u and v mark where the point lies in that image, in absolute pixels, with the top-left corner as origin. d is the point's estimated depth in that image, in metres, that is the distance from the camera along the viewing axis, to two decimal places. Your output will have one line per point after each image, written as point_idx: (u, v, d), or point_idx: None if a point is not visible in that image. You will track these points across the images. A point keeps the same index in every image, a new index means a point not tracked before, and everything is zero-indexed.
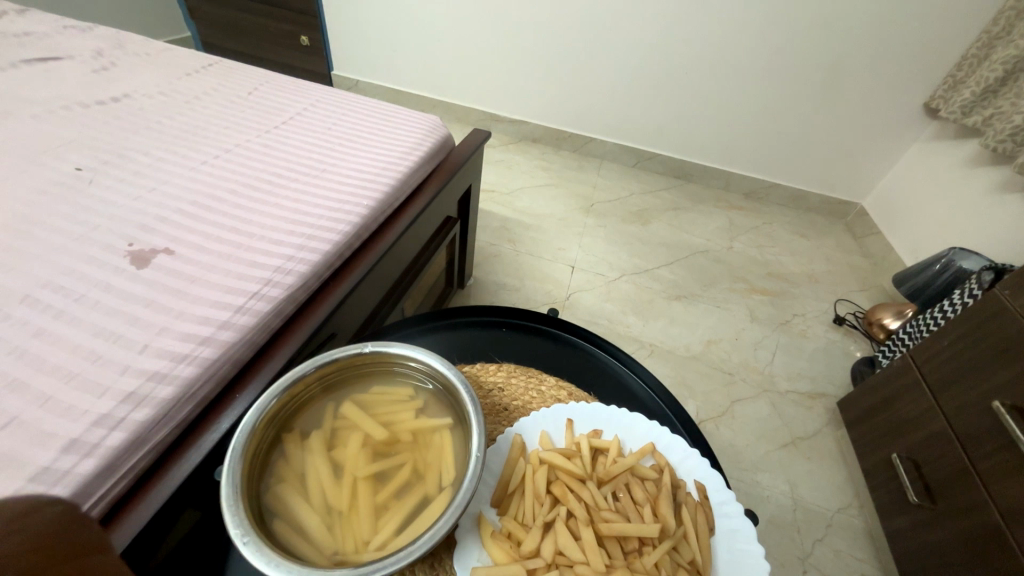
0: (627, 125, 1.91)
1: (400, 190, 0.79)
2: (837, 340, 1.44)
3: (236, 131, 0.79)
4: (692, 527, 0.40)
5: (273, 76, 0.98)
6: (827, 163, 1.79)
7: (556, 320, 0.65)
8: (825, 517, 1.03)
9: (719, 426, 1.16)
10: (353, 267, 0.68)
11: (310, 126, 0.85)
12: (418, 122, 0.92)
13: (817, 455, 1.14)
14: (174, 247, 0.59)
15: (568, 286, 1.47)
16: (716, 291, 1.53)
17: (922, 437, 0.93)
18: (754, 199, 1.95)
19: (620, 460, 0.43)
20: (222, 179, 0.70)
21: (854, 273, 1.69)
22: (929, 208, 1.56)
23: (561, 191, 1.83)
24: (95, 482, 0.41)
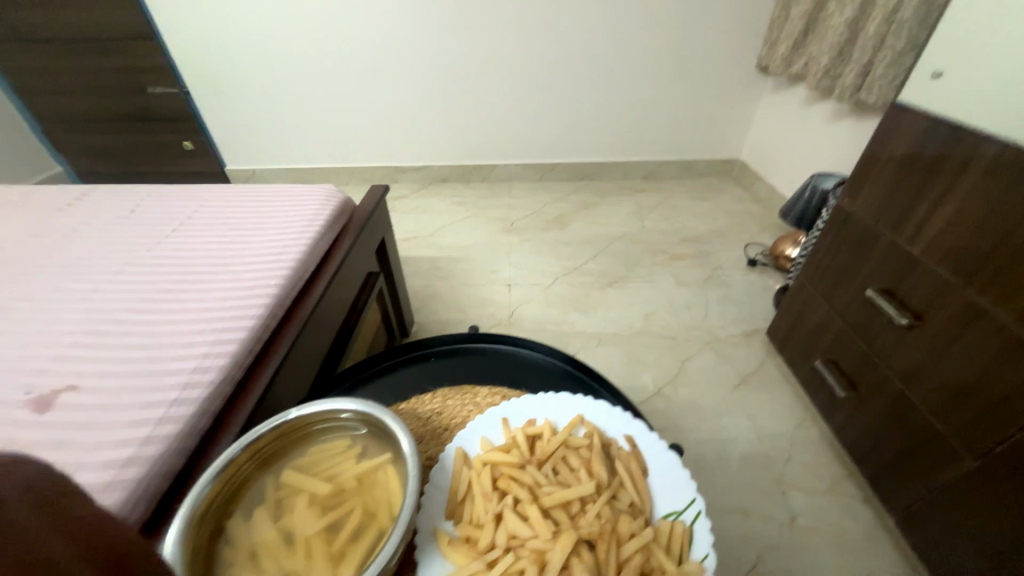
0: (521, 145, 2.05)
1: (308, 260, 0.81)
2: (754, 280, 1.59)
3: (125, 251, 0.79)
4: (626, 474, 0.45)
5: (154, 189, 0.98)
6: (699, 133, 2.02)
7: (482, 334, 0.70)
8: (787, 436, 1.13)
9: (677, 387, 1.25)
10: (276, 346, 0.69)
11: (202, 225, 0.85)
12: (312, 193, 0.96)
13: (766, 384, 1.25)
14: (78, 381, 0.57)
15: (509, 305, 1.52)
16: (642, 268, 1.66)
17: (833, 338, 1.05)
18: (652, 179, 2.14)
19: (553, 438, 0.47)
20: (118, 301, 0.69)
21: (752, 218, 1.89)
22: (789, 147, 1.79)
23: (480, 220, 1.91)
24: (130, 504, 0.48)
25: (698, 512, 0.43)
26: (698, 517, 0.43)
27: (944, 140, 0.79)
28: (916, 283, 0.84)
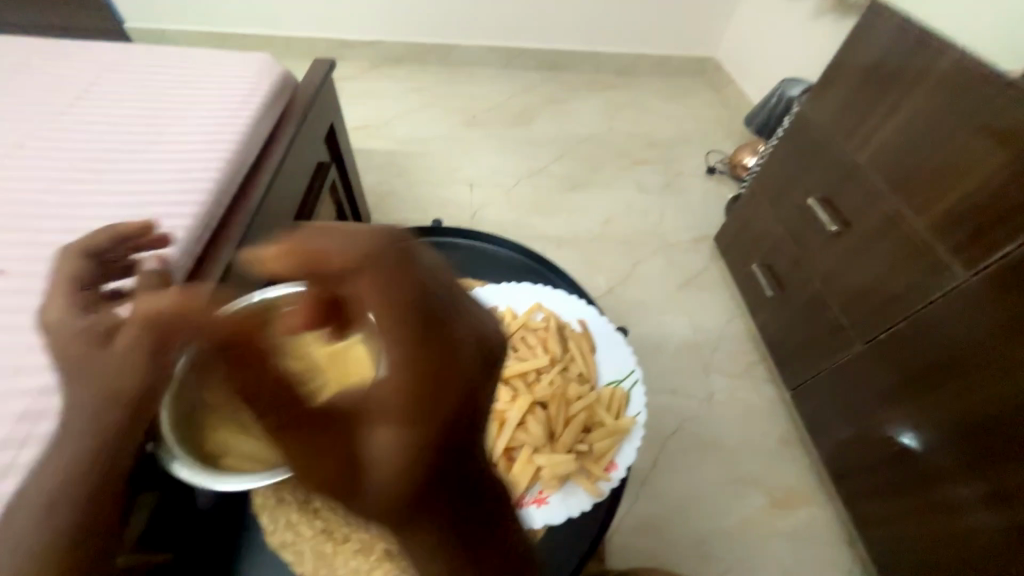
0: (486, 22, 1.82)
1: (250, 143, 0.74)
2: (710, 188, 1.64)
3: (25, 122, 0.68)
4: (577, 351, 0.51)
5: (42, 46, 0.82)
6: (678, 23, 1.87)
7: (446, 228, 0.70)
8: (717, 330, 1.28)
9: (627, 287, 1.34)
10: (226, 236, 0.66)
11: (116, 95, 0.74)
12: (245, 61, 0.83)
13: (706, 285, 1.37)
14: (6, 266, 0.53)
15: (471, 205, 1.49)
16: (605, 172, 1.65)
17: (770, 244, 1.14)
18: (624, 75, 2.01)
19: (513, 321, 0.51)
20: (31, 179, 0.61)
21: (718, 124, 1.88)
22: (766, 46, 1.72)
23: (439, 110, 1.77)
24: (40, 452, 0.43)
25: (635, 381, 0.50)
26: (635, 384, 0.50)
27: (910, 47, 0.80)
28: (851, 193, 0.91)
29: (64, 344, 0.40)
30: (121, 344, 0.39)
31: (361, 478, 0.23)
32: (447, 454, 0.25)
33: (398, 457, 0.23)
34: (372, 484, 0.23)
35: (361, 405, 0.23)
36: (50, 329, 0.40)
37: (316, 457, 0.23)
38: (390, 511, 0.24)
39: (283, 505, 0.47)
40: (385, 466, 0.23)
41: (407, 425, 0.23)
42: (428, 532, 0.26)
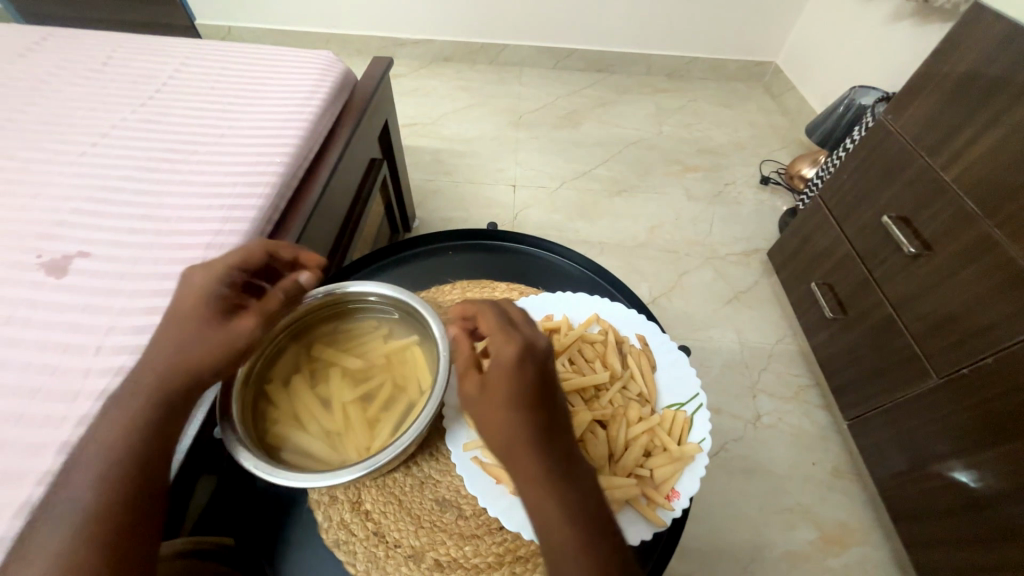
0: (537, 22, 1.81)
1: (313, 138, 0.76)
2: (764, 200, 1.56)
3: (110, 111, 0.71)
4: (638, 368, 0.49)
5: (126, 40, 0.86)
6: (738, 25, 1.79)
7: (500, 232, 0.69)
8: (767, 350, 1.21)
9: (671, 299, 1.29)
10: (287, 228, 0.67)
11: (192, 88, 0.77)
12: (311, 58, 0.85)
13: (756, 302, 1.30)
14: (89, 248, 0.56)
15: (513, 206, 1.48)
16: (652, 178, 1.60)
17: (833, 262, 1.07)
18: (676, 78, 1.95)
19: (571, 332, 0.51)
20: (114, 167, 0.64)
21: (776, 132, 1.78)
22: (834, 51, 1.62)
23: (486, 110, 1.77)
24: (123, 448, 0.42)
25: (699, 405, 0.48)
26: (699, 409, 0.47)
27: (1017, 55, 0.73)
28: (936, 212, 0.83)
29: (184, 305, 0.43)
30: (237, 328, 0.43)
31: (499, 419, 0.37)
32: (554, 408, 0.38)
33: (518, 398, 0.37)
34: (507, 422, 0.37)
35: (493, 371, 0.39)
36: (186, 287, 0.43)
37: (475, 411, 0.39)
38: (521, 447, 0.37)
39: (337, 502, 0.48)
40: (511, 408, 0.37)
41: (522, 378, 0.38)
42: (547, 481, 0.36)
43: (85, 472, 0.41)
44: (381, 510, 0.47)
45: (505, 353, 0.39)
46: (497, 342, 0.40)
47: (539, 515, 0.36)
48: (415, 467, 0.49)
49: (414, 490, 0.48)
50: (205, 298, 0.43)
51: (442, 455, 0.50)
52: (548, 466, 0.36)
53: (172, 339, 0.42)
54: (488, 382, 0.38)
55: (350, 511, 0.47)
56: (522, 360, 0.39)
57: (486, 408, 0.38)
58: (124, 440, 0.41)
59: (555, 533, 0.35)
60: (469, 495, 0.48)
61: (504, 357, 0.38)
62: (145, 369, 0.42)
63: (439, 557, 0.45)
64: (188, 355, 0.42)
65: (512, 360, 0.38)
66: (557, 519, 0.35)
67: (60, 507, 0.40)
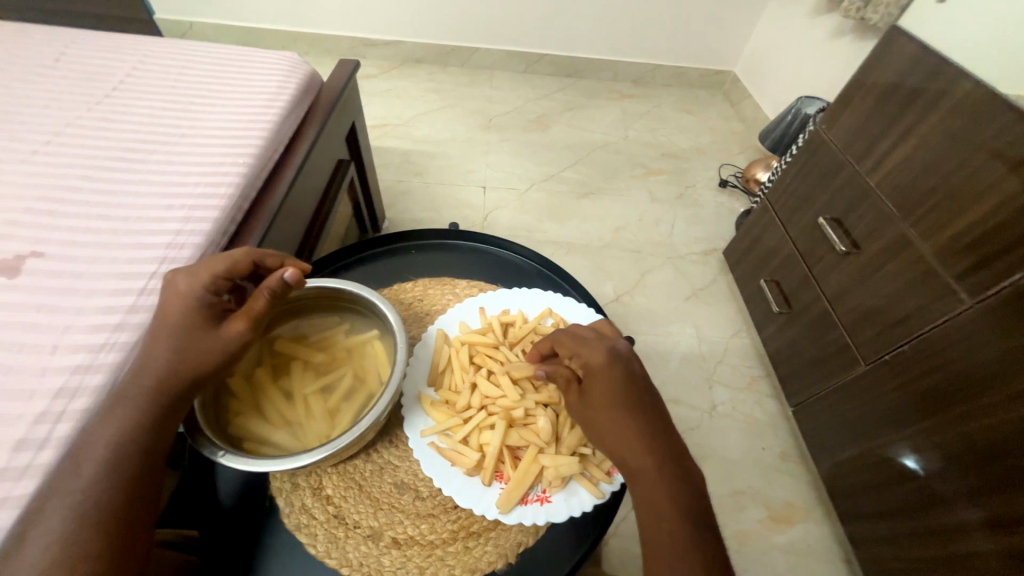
0: (507, 28, 1.85)
1: (277, 139, 0.76)
2: (723, 202, 1.64)
3: (62, 109, 0.70)
4: None
5: (80, 35, 0.85)
6: (698, 36, 1.88)
7: (465, 232, 0.71)
8: (722, 343, 1.28)
9: (635, 296, 1.36)
10: (250, 230, 0.68)
11: (149, 87, 0.76)
12: (275, 60, 0.85)
13: (713, 298, 1.37)
14: (43, 248, 0.55)
15: (483, 207, 1.51)
16: (618, 181, 1.66)
17: (779, 261, 1.15)
18: (641, 85, 2.03)
19: (525, 325, 0.55)
20: (67, 166, 0.63)
21: (733, 138, 1.88)
22: (785, 63, 1.72)
23: (457, 112, 1.79)
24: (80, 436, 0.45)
25: None
26: None
27: (928, 72, 0.81)
28: (862, 214, 0.91)
29: (173, 306, 0.45)
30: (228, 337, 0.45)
31: (602, 419, 0.45)
32: (644, 398, 0.45)
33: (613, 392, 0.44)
34: (609, 417, 0.44)
35: (588, 374, 0.46)
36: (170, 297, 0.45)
37: (581, 414, 0.46)
38: (626, 436, 0.44)
39: (298, 489, 0.49)
40: (611, 403, 0.45)
41: (613, 377, 0.45)
42: (653, 461, 0.43)
43: (87, 467, 0.41)
44: (342, 494, 0.49)
45: (596, 358, 0.46)
46: (584, 350, 0.47)
47: (651, 492, 0.42)
48: (375, 453, 0.52)
49: (375, 475, 0.50)
50: (198, 300, 0.45)
51: (401, 441, 0.52)
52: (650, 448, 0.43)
53: (167, 337, 0.44)
54: (583, 388, 0.46)
55: (310, 496, 0.49)
56: (609, 363, 0.46)
57: (588, 409, 0.45)
58: (124, 433, 0.42)
59: (662, 503, 0.41)
60: (426, 478, 0.50)
61: (595, 361, 0.46)
62: (142, 367, 0.44)
63: (397, 535, 0.47)
64: (193, 352, 0.44)
65: (603, 361, 0.46)
66: (662, 494, 0.42)
67: (19, 503, 0.41)
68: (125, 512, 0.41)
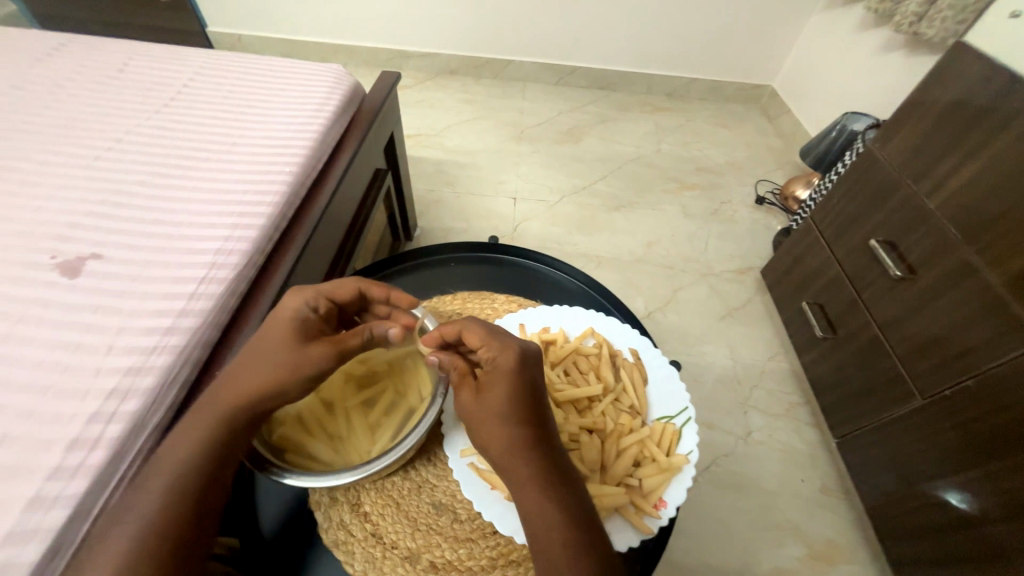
0: (542, 40, 1.86)
1: (322, 148, 0.78)
2: (759, 219, 1.59)
3: (123, 117, 0.74)
4: (629, 380, 0.56)
5: (143, 47, 0.89)
6: (736, 50, 1.84)
7: (475, 245, 0.76)
8: (758, 366, 1.23)
9: (666, 313, 1.32)
10: (293, 237, 0.69)
11: (204, 97, 0.79)
12: (322, 72, 0.88)
13: (749, 319, 1.32)
14: (101, 251, 0.58)
15: (513, 218, 1.51)
16: (650, 195, 1.63)
17: (823, 283, 1.10)
18: (675, 98, 2.00)
19: (566, 345, 0.58)
20: (126, 172, 0.66)
21: (771, 154, 1.83)
22: (829, 77, 1.67)
23: (490, 123, 1.81)
24: (129, 437, 0.47)
25: (687, 419, 0.54)
26: (686, 422, 0.54)
27: (1000, 88, 0.76)
28: (920, 238, 0.86)
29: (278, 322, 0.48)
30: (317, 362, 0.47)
31: (488, 417, 0.44)
32: (535, 412, 0.45)
33: (515, 396, 0.44)
34: (496, 417, 0.44)
35: (490, 374, 0.46)
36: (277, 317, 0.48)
37: (470, 410, 0.45)
38: (512, 437, 0.43)
39: (337, 504, 0.52)
40: (500, 405, 0.44)
41: (519, 380, 0.45)
42: (534, 466, 0.42)
43: (161, 479, 0.41)
44: (380, 512, 0.51)
45: (501, 360, 0.46)
46: (493, 349, 0.47)
47: (525, 493, 0.42)
48: (412, 471, 0.54)
49: (412, 493, 0.52)
50: (301, 319, 0.48)
51: (439, 460, 0.55)
52: (536, 452, 0.43)
53: (259, 351, 0.47)
54: (480, 386, 0.46)
55: (349, 512, 0.51)
56: (517, 364, 0.45)
57: (482, 409, 0.44)
58: (202, 446, 0.43)
59: (538, 507, 0.41)
60: (464, 501, 0.52)
61: (503, 363, 0.45)
62: (231, 378, 0.45)
63: (435, 559, 0.49)
64: (278, 370, 0.45)
65: (507, 363, 0.45)
66: (538, 499, 0.41)
67: (69, 501, 0.42)
68: (190, 527, 0.41)
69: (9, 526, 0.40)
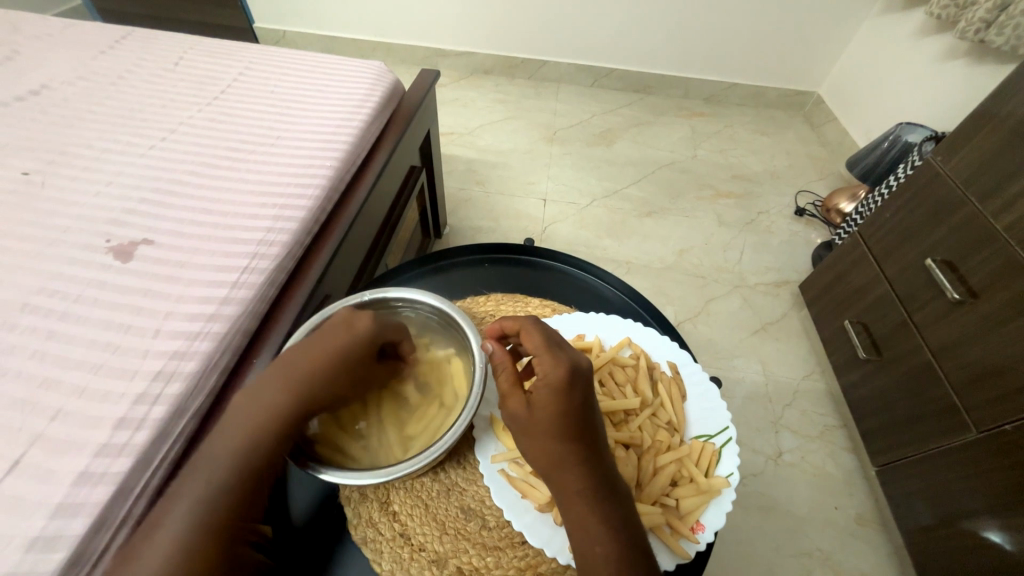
0: (578, 41, 1.84)
1: (362, 143, 0.79)
2: (799, 231, 1.53)
3: (177, 108, 0.76)
4: (666, 396, 0.55)
5: (196, 41, 0.92)
6: (781, 55, 1.78)
7: (490, 246, 0.75)
8: (792, 385, 1.18)
9: (696, 325, 1.28)
10: (331, 231, 0.70)
11: (252, 91, 0.81)
12: (364, 68, 0.89)
13: (784, 335, 1.27)
14: (153, 237, 0.60)
15: (542, 220, 1.50)
16: (683, 202, 1.59)
17: (869, 302, 1.04)
18: (714, 103, 1.94)
19: (601, 355, 0.57)
20: (177, 162, 0.69)
21: (813, 163, 1.75)
22: (881, 84, 1.58)
23: (521, 124, 1.80)
24: (172, 420, 0.48)
25: (728, 439, 0.53)
26: (727, 442, 0.53)
27: None
28: (985, 261, 0.80)
29: (338, 332, 0.49)
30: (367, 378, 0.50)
31: (542, 435, 0.44)
32: (582, 425, 0.44)
33: (562, 408, 0.43)
34: (551, 433, 0.43)
35: (540, 388, 0.45)
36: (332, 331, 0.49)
37: (521, 424, 0.45)
38: (565, 456, 0.43)
39: (366, 501, 0.53)
40: (555, 424, 0.43)
41: (568, 394, 0.44)
42: (586, 484, 0.43)
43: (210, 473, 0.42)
44: (408, 512, 0.52)
45: (553, 373, 0.44)
46: (546, 361, 0.45)
47: (578, 510, 0.42)
48: (442, 473, 0.54)
49: (441, 496, 0.53)
50: (366, 341, 0.49)
51: (469, 463, 0.55)
52: (589, 471, 0.43)
53: (320, 362, 0.47)
54: (533, 399, 0.45)
55: (378, 510, 0.52)
56: (569, 379, 0.44)
57: (530, 419, 0.45)
58: (251, 447, 0.44)
59: (587, 523, 0.41)
60: (493, 507, 0.52)
61: (553, 376, 0.44)
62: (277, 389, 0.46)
63: (461, 565, 0.49)
64: (324, 382, 0.47)
65: (561, 378, 0.44)
66: (588, 515, 0.42)
67: (113, 479, 0.44)
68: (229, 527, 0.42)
69: (59, 498, 0.42)
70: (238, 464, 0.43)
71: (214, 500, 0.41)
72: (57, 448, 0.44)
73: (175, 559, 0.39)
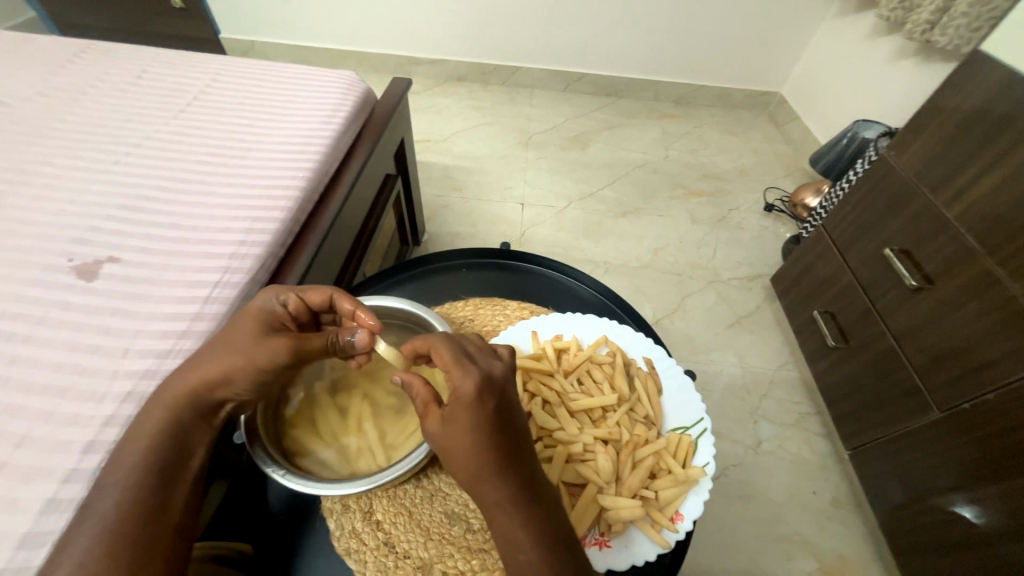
0: (549, 47, 1.87)
1: (334, 153, 0.78)
2: (768, 226, 1.58)
3: (141, 122, 0.75)
4: (643, 391, 0.57)
5: (160, 53, 0.90)
6: (745, 57, 1.84)
7: (467, 252, 0.76)
8: (768, 375, 1.21)
9: (674, 321, 1.31)
10: (306, 241, 0.69)
11: (219, 103, 0.80)
12: (335, 78, 0.88)
13: (758, 327, 1.31)
14: (119, 254, 0.58)
15: (521, 224, 1.51)
16: (657, 201, 1.63)
17: (835, 291, 1.09)
18: (683, 105, 2.00)
19: (579, 353, 0.58)
20: (142, 176, 0.67)
21: (779, 160, 1.82)
22: (839, 84, 1.66)
23: (496, 129, 1.81)
24: None
25: (703, 430, 0.54)
26: (703, 433, 0.54)
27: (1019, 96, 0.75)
28: (938, 248, 0.85)
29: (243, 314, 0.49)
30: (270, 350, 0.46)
31: (460, 453, 0.41)
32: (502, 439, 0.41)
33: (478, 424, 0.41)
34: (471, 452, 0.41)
35: (452, 406, 0.42)
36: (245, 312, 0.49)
37: (442, 444, 0.42)
38: (484, 471, 0.41)
39: (349, 511, 0.52)
40: (472, 440, 0.41)
41: (482, 410, 0.41)
42: (512, 496, 0.41)
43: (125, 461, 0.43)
44: (392, 520, 0.52)
45: (466, 387, 0.42)
46: (457, 376, 0.42)
47: (507, 523, 0.40)
48: (425, 479, 0.54)
49: (424, 502, 0.53)
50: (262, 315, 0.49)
51: None
52: (513, 482, 0.41)
53: (220, 341, 0.48)
54: (449, 418, 0.42)
55: (361, 520, 0.52)
56: (480, 395, 0.41)
57: (447, 440, 0.42)
58: (158, 431, 0.45)
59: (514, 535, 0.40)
60: (477, 510, 0.52)
61: (464, 393, 0.41)
62: (188, 373, 0.46)
63: (446, 569, 0.49)
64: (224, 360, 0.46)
65: (474, 393, 0.41)
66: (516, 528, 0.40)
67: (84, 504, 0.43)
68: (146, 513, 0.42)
69: (25, 527, 0.40)
70: (149, 450, 0.44)
71: (130, 487, 0.42)
72: (23, 476, 0.42)
73: (94, 547, 0.39)
